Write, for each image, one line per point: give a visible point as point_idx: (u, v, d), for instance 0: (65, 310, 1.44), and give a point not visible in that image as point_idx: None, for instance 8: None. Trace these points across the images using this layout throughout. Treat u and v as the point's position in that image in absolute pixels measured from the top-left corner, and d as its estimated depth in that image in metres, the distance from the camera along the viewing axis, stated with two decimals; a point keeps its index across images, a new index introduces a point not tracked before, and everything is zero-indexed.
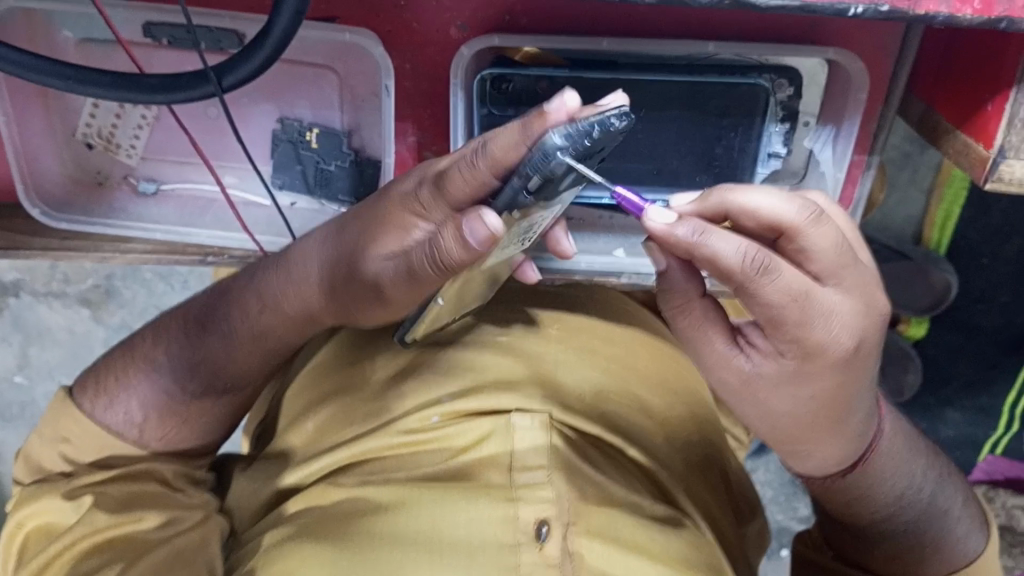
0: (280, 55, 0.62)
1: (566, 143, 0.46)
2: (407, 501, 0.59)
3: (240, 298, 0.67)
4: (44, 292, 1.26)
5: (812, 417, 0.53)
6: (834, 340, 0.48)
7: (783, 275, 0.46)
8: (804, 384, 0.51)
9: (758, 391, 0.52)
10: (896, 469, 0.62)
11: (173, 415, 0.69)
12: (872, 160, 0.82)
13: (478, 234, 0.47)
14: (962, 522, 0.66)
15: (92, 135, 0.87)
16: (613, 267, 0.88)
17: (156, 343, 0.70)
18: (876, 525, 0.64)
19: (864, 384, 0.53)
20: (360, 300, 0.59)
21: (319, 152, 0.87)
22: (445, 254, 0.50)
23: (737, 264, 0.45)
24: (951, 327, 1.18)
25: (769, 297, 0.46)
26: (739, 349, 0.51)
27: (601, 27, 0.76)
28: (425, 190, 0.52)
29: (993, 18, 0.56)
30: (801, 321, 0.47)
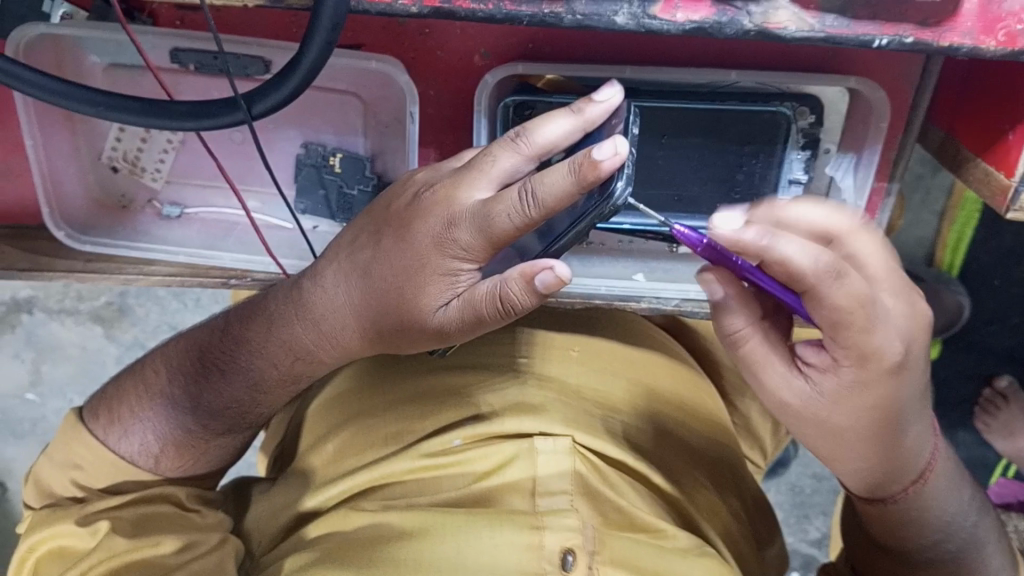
0: (310, 84, 0.62)
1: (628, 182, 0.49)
2: (431, 527, 0.58)
3: (253, 340, 0.64)
4: (58, 309, 1.28)
5: (871, 432, 0.53)
6: (892, 346, 0.48)
7: (851, 284, 0.46)
8: (860, 396, 0.51)
9: (817, 409, 0.53)
10: (946, 492, 0.62)
11: (187, 447, 0.69)
12: (893, 187, 0.83)
13: (549, 282, 0.46)
14: (1002, 558, 0.65)
15: (117, 158, 0.88)
16: (635, 292, 0.87)
17: (170, 376, 0.70)
18: (923, 550, 0.64)
19: (916, 392, 0.52)
20: (411, 342, 0.56)
21: (342, 176, 0.87)
22: (511, 302, 0.48)
23: (810, 266, 0.45)
24: (965, 350, 1.21)
25: (836, 300, 0.46)
26: (797, 370, 0.53)
27: (625, 55, 0.77)
28: (466, 235, 0.49)
29: (1017, 50, 0.57)
30: (868, 324, 0.47)
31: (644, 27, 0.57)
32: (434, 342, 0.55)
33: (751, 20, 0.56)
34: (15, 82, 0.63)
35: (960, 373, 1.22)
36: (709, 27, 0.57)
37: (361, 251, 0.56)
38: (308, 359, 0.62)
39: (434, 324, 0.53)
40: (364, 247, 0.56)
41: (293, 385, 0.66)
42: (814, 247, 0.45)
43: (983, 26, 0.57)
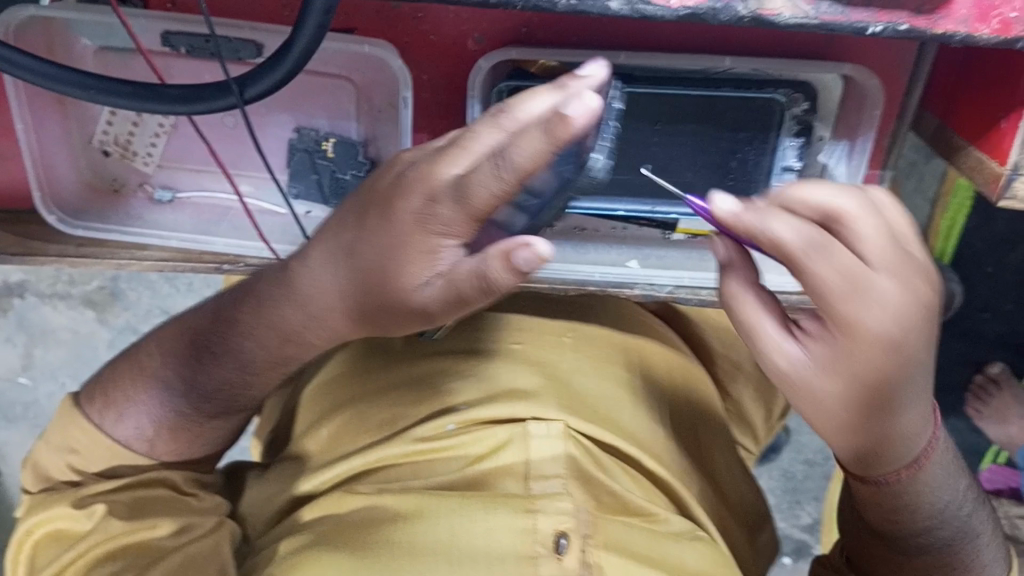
0: (302, 68, 0.62)
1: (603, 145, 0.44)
2: (426, 510, 0.59)
3: (243, 325, 0.63)
4: (50, 293, 1.27)
5: (866, 408, 0.48)
6: (882, 323, 0.44)
7: (835, 260, 0.44)
8: (851, 370, 0.46)
9: (806, 377, 0.48)
10: (941, 481, 0.61)
11: (180, 431, 0.69)
12: (886, 174, 0.85)
13: (530, 261, 0.42)
14: (991, 551, 0.66)
15: (109, 142, 0.87)
16: (629, 278, 0.88)
17: (163, 361, 0.69)
18: (912, 537, 0.64)
19: (918, 374, 0.48)
20: (399, 325, 0.52)
21: (335, 161, 0.87)
22: (492, 283, 0.44)
23: (796, 245, 0.44)
24: (956, 336, 1.22)
25: (821, 276, 0.44)
26: (790, 336, 0.48)
27: (621, 41, 0.77)
28: (448, 207, 0.46)
29: (1011, 37, 0.57)
30: (853, 299, 0.44)
31: (638, 13, 0.57)
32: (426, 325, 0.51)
33: (745, 7, 0.56)
34: (6, 65, 0.62)
35: (950, 358, 1.23)
36: (704, 13, 0.56)
37: (345, 231, 0.53)
38: (291, 340, 0.60)
39: (418, 305, 0.49)
40: (347, 227, 0.53)
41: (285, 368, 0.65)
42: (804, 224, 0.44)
43: (978, 14, 0.57)
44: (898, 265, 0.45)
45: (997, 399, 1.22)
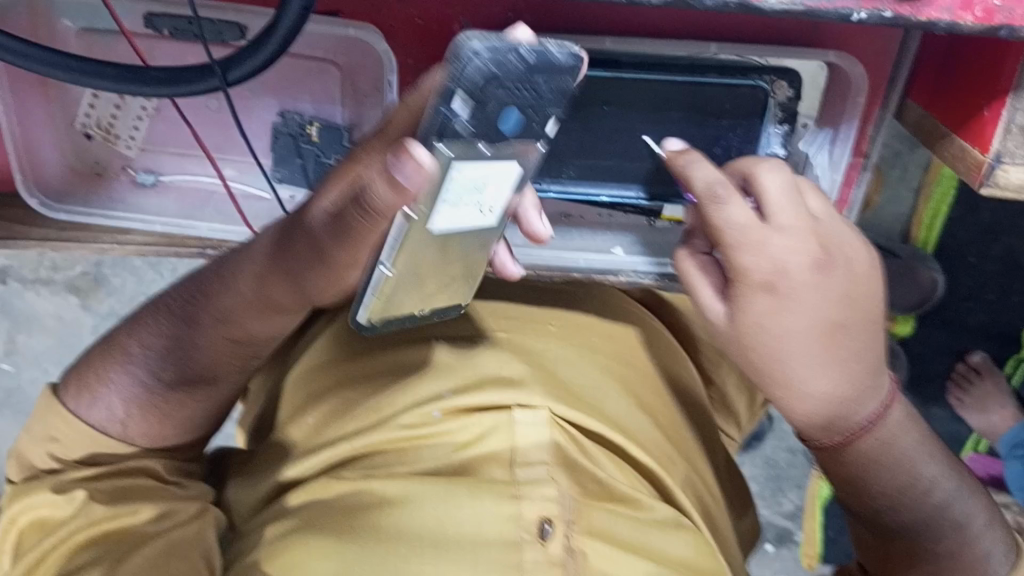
0: (288, 47, 0.63)
1: (483, 49, 0.42)
2: (413, 496, 0.59)
3: (207, 274, 0.67)
4: (33, 279, 1.26)
5: (795, 359, 0.55)
6: (759, 264, 0.53)
7: (729, 205, 0.53)
8: (757, 312, 0.54)
9: (732, 331, 0.57)
10: (899, 456, 0.62)
11: (152, 410, 0.67)
12: (869, 162, 0.85)
13: (408, 171, 0.42)
14: (984, 535, 0.63)
15: (91, 125, 0.85)
16: (612, 265, 0.88)
17: (129, 334, 0.69)
18: (882, 516, 0.64)
19: (834, 321, 0.54)
20: (303, 261, 0.54)
21: (320, 146, 0.87)
22: (374, 200, 0.45)
23: (700, 188, 0.55)
24: (939, 326, 1.23)
25: (718, 220, 0.54)
26: (722, 296, 0.58)
27: (604, 27, 0.78)
28: (375, 139, 0.50)
29: (993, 25, 0.57)
30: (734, 244, 0.53)
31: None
32: (350, 268, 0.52)
33: None
34: None
35: (933, 348, 1.24)
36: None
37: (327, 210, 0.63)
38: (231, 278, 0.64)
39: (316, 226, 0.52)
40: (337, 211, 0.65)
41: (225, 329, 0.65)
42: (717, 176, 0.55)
43: (962, 2, 0.57)
44: (790, 223, 0.53)
45: (979, 387, 1.21)
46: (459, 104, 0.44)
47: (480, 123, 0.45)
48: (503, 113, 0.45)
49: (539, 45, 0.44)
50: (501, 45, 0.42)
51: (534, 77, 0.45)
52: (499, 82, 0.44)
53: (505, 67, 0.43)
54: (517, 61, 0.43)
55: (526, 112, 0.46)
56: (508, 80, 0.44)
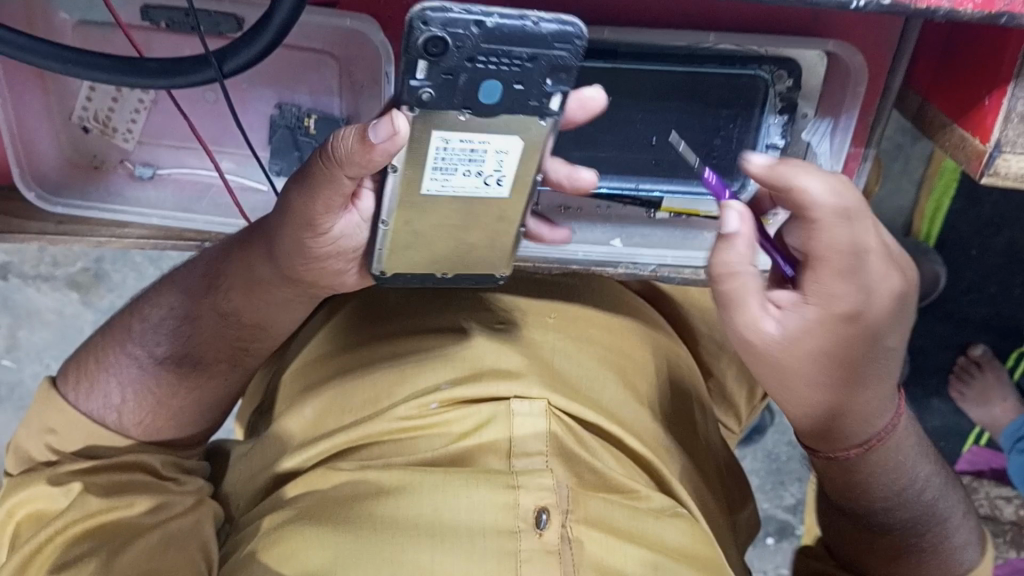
0: (283, 38, 0.64)
1: (432, 18, 0.45)
2: (409, 485, 0.58)
3: (208, 254, 0.71)
4: (33, 274, 1.26)
5: (820, 376, 0.56)
6: (856, 299, 0.52)
7: (842, 229, 0.51)
8: (810, 336, 0.54)
9: (771, 348, 0.55)
10: (903, 464, 0.64)
11: (148, 396, 0.69)
12: (870, 151, 0.84)
13: (382, 131, 0.47)
14: (960, 531, 0.68)
15: (88, 118, 0.85)
16: (612, 256, 0.87)
17: (130, 314, 0.72)
18: (874, 517, 0.66)
19: (882, 348, 0.56)
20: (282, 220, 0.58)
21: (317, 138, 0.86)
22: (340, 149, 0.49)
23: (823, 202, 0.51)
24: (940, 319, 1.22)
25: (829, 241, 0.52)
26: (768, 312, 0.54)
27: (603, 15, 0.75)
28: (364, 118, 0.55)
29: (993, 13, 0.57)
30: (846, 269, 0.52)
31: None
32: (308, 228, 0.56)
33: None
34: None
35: (934, 341, 1.24)
36: None
37: None
38: (230, 248, 0.68)
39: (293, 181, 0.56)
40: None
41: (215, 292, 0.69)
42: (830, 183, 0.52)
43: None
44: (880, 253, 0.53)
45: (980, 380, 1.21)
46: (423, 73, 0.48)
47: (447, 89, 0.49)
48: (478, 84, 0.49)
49: (509, 16, 0.46)
50: (455, 18, 0.45)
51: (508, 49, 0.47)
52: (464, 54, 0.47)
53: (465, 39, 0.46)
54: (479, 33, 0.46)
55: (510, 83, 0.49)
56: (473, 52, 0.47)
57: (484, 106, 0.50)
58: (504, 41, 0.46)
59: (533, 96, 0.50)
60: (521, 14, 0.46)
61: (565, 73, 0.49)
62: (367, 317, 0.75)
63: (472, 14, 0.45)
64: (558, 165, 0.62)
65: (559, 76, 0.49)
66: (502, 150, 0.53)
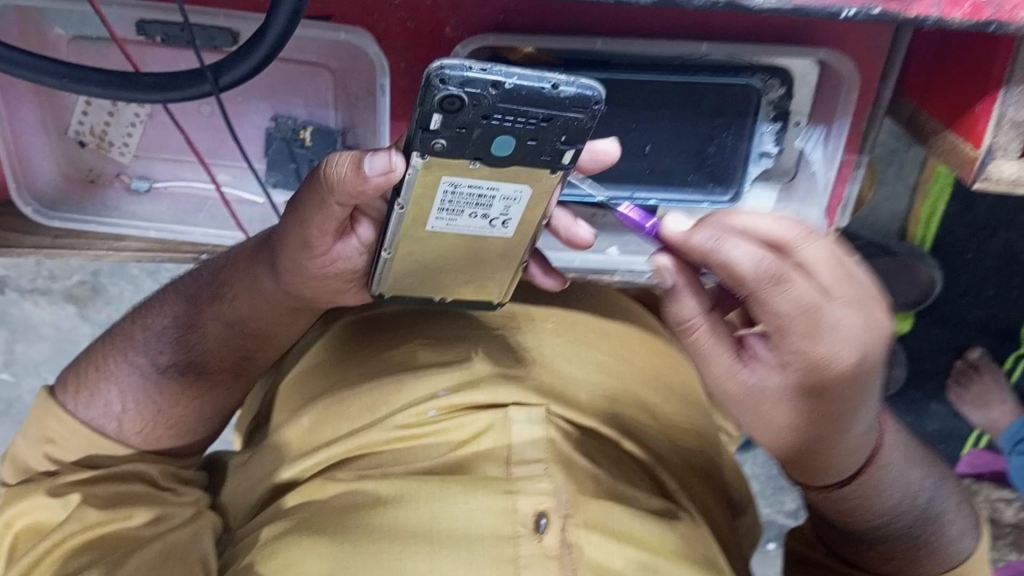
0: (278, 53, 0.64)
1: (449, 76, 0.43)
2: (408, 494, 0.59)
3: (215, 267, 0.71)
4: (31, 288, 1.26)
5: (811, 431, 0.54)
6: (838, 355, 0.49)
7: (789, 291, 0.48)
8: (800, 396, 0.52)
9: (761, 402, 0.53)
10: (894, 478, 0.65)
11: (150, 404, 0.69)
12: (862, 159, 0.84)
13: (376, 164, 0.48)
14: (957, 523, 0.69)
15: (85, 133, 0.86)
16: (607, 264, 0.89)
17: (136, 318, 0.72)
18: (873, 530, 0.67)
19: (868, 394, 0.53)
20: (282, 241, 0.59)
21: (313, 150, 0.87)
22: (333, 175, 0.50)
23: (751, 270, 0.48)
24: (935, 322, 1.23)
25: (779, 306, 0.48)
26: (742, 363, 0.53)
27: (597, 27, 0.77)
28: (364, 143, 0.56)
29: (982, 21, 0.58)
30: (811, 331, 0.48)
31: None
32: (308, 248, 0.57)
33: None
34: None
35: (931, 344, 1.24)
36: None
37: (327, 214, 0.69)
38: (233, 264, 0.69)
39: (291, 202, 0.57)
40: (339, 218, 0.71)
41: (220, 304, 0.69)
42: (758, 250, 0.48)
43: None
44: (843, 293, 0.49)
45: (978, 383, 1.21)
46: (436, 125, 0.45)
47: (459, 141, 0.46)
48: (491, 138, 0.46)
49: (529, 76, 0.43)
50: (474, 78, 0.43)
51: (525, 108, 0.44)
52: (479, 112, 0.44)
53: (481, 100, 0.44)
54: (497, 94, 0.44)
55: (525, 140, 0.47)
56: (490, 110, 0.44)
57: (494, 158, 0.48)
58: (522, 102, 0.44)
59: (547, 152, 0.48)
60: (540, 75, 0.44)
61: (582, 134, 0.46)
62: (364, 323, 0.76)
63: (492, 73, 0.43)
64: (558, 212, 0.59)
65: (575, 137, 0.47)
66: (512, 197, 0.52)
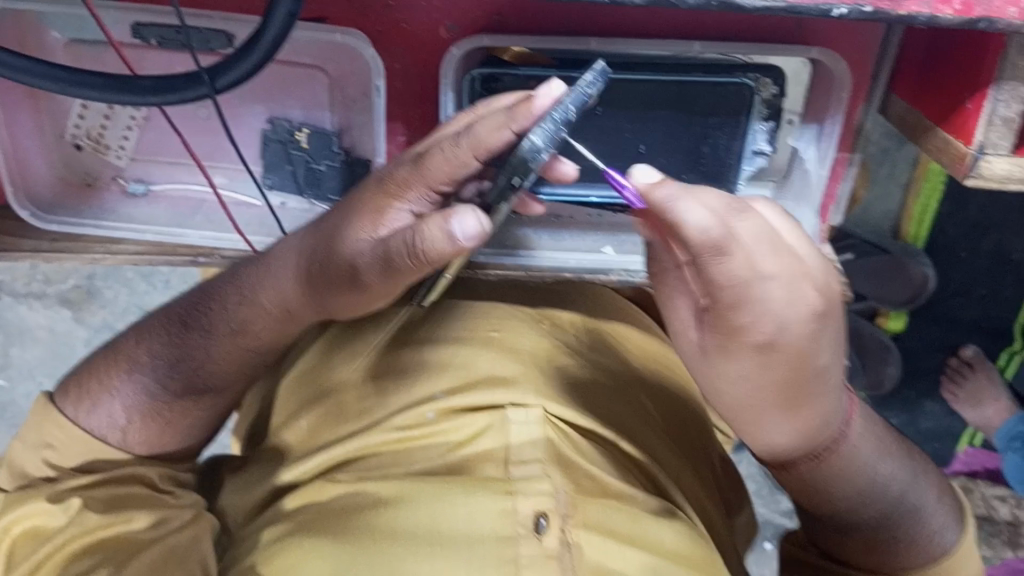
0: (275, 55, 0.65)
1: (541, 144, 0.50)
2: (407, 496, 0.59)
3: (221, 298, 0.68)
4: (26, 292, 1.26)
5: (755, 404, 0.54)
6: (759, 324, 0.48)
7: (731, 256, 0.47)
8: (734, 363, 0.51)
9: (707, 371, 0.54)
10: (861, 467, 0.65)
11: (156, 417, 0.69)
12: (854, 157, 0.85)
13: (471, 230, 0.48)
14: (938, 517, 0.69)
15: (81, 136, 0.87)
16: (604, 264, 0.86)
17: (140, 345, 0.70)
18: (843, 517, 0.67)
19: (815, 373, 0.52)
20: (334, 290, 0.58)
21: (310, 152, 0.88)
22: (426, 246, 0.49)
23: (695, 233, 0.46)
24: (928, 321, 1.24)
25: (717, 272, 0.47)
26: (699, 329, 0.53)
27: (588, 28, 0.77)
28: (402, 171, 0.55)
29: (973, 18, 0.58)
30: (738, 298, 0.48)
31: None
32: (381, 297, 0.56)
33: None
34: None
35: (925, 342, 1.25)
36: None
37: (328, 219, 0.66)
38: (249, 300, 0.66)
39: (348, 257, 0.55)
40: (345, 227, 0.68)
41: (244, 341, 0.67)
42: (709, 215, 0.46)
43: None
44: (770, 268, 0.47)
45: (972, 380, 1.22)
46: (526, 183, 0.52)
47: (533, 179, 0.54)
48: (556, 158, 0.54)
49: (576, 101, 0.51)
50: (553, 134, 0.50)
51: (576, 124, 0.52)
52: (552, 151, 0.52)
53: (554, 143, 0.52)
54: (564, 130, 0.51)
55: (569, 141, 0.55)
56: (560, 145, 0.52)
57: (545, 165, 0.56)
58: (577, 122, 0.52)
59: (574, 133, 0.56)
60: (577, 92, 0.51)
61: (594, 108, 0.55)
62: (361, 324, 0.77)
63: (553, 120, 0.50)
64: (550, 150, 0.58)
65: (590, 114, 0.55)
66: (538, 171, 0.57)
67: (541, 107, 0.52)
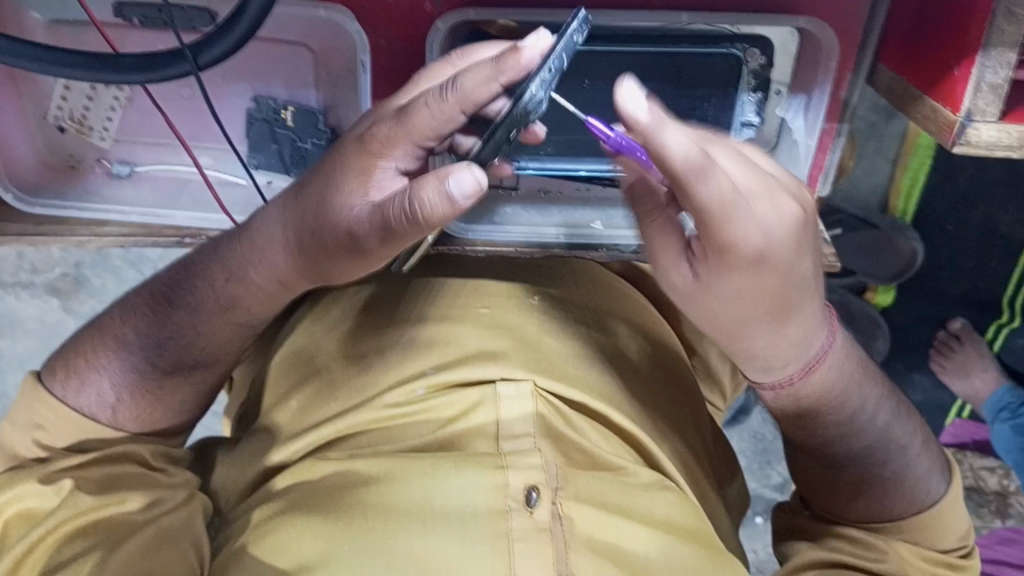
0: (259, 27, 0.65)
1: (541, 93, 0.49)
2: (399, 473, 0.59)
3: (207, 274, 0.66)
4: (13, 282, 1.25)
5: (747, 316, 0.54)
6: (750, 239, 0.48)
7: (714, 180, 0.44)
8: (725, 283, 0.51)
9: (695, 297, 0.53)
10: (845, 384, 0.65)
11: (146, 394, 0.69)
12: (842, 128, 0.85)
13: (469, 187, 0.47)
14: (922, 461, 0.70)
15: (63, 118, 0.85)
16: (591, 241, 0.88)
17: (125, 323, 0.69)
18: (827, 447, 0.69)
19: (801, 280, 0.53)
20: (333, 257, 0.57)
21: (295, 130, 0.87)
22: (427, 210, 0.48)
23: (681, 163, 0.43)
24: (917, 294, 1.24)
25: (701, 197, 0.45)
26: (684, 260, 0.53)
27: (575, 1, 0.77)
28: (383, 128, 0.53)
29: None
30: (726, 218, 0.47)
31: None
32: (386, 260, 0.55)
33: None
34: None
35: (914, 315, 1.26)
36: None
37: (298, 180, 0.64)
38: (235, 276, 0.64)
39: (343, 223, 0.54)
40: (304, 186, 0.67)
41: (232, 314, 0.67)
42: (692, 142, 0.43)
43: None
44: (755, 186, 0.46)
45: (960, 353, 1.23)
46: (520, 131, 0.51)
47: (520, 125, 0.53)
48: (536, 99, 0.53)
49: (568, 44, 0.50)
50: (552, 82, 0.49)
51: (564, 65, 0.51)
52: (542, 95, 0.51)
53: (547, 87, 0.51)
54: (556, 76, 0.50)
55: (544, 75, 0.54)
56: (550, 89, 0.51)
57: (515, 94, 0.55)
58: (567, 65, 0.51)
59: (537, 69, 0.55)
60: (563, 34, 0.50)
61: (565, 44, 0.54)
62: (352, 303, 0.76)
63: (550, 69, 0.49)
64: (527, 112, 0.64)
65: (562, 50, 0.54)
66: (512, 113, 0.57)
67: (530, 60, 0.51)
